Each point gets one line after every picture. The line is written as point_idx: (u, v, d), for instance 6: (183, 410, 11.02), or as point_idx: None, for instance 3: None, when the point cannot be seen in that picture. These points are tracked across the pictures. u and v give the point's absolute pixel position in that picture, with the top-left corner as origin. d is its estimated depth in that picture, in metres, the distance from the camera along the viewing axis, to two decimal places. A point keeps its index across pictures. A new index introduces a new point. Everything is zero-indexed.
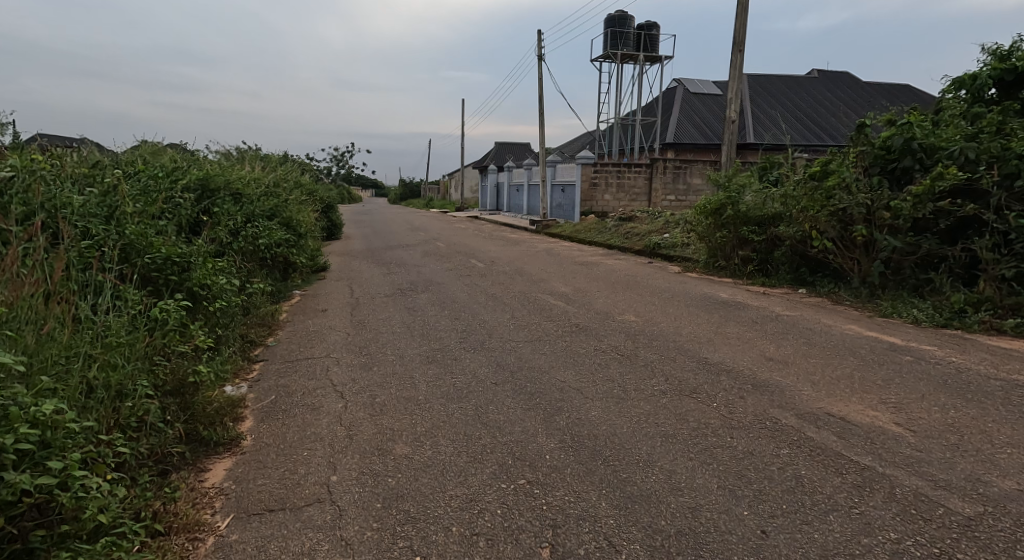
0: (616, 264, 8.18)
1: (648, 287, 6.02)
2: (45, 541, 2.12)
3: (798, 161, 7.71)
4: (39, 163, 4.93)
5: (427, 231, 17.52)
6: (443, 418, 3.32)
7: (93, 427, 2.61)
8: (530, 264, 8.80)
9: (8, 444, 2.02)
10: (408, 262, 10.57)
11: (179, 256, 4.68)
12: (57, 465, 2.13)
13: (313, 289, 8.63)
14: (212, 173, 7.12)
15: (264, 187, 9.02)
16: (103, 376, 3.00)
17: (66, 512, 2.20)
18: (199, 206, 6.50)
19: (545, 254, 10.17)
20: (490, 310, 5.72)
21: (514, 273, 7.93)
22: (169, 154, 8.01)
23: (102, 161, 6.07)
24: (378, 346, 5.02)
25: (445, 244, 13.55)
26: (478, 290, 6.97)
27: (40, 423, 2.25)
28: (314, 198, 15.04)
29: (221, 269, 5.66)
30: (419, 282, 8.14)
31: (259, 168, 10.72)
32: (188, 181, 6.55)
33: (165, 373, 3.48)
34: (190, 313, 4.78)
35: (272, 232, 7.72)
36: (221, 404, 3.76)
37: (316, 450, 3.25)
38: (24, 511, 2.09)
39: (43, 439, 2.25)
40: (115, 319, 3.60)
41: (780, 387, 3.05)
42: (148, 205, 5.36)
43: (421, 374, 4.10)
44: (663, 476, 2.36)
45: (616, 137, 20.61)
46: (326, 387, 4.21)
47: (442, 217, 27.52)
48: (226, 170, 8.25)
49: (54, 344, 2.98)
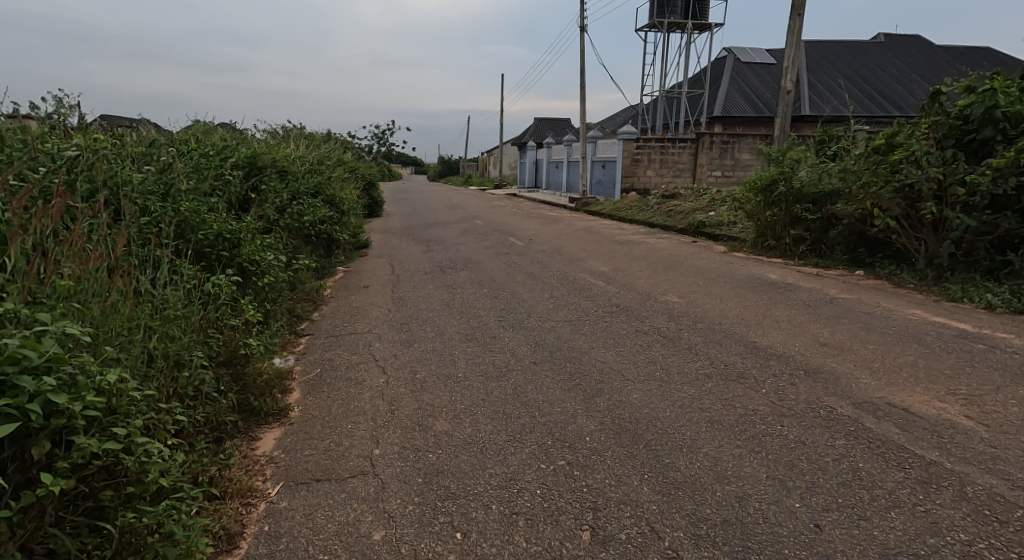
0: (659, 243, 7.99)
1: (692, 267, 5.85)
2: (114, 500, 2.18)
3: (858, 134, 7.29)
4: (100, 140, 5.07)
5: (466, 209, 17.53)
6: (482, 396, 3.30)
7: (154, 395, 2.68)
8: (570, 242, 8.69)
9: (77, 410, 2.01)
10: (448, 240, 10.60)
11: (230, 233, 4.81)
12: (122, 430, 2.13)
13: (356, 265, 8.75)
14: (258, 151, 7.25)
15: (308, 165, 9.14)
16: (164, 346, 3.07)
17: (132, 475, 2.22)
18: (247, 184, 6.64)
19: (585, 232, 10.02)
20: (528, 289, 5.67)
21: (554, 252, 7.84)
22: (219, 133, 8.17)
23: (157, 140, 6.22)
24: (418, 322, 5.05)
25: (484, 222, 13.52)
26: (518, 269, 6.91)
27: (105, 390, 2.24)
28: (355, 176, 15.23)
29: (268, 245, 5.78)
30: (459, 260, 8.15)
31: (303, 145, 10.87)
32: (237, 158, 6.67)
33: (219, 344, 3.55)
34: (240, 288, 4.93)
35: (316, 209, 7.82)
36: (270, 375, 3.84)
37: (360, 423, 3.29)
38: (94, 472, 2.12)
39: (109, 404, 2.27)
40: (172, 293, 3.69)
41: (835, 374, 2.91)
42: (200, 183, 5.54)
43: (460, 352, 4.10)
44: (708, 463, 2.28)
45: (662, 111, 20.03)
46: (368, 362, 4.25)
47: (481, 194, 27.53)
48: (272, 149, 8.38)
49: (120, 312, 3.05)
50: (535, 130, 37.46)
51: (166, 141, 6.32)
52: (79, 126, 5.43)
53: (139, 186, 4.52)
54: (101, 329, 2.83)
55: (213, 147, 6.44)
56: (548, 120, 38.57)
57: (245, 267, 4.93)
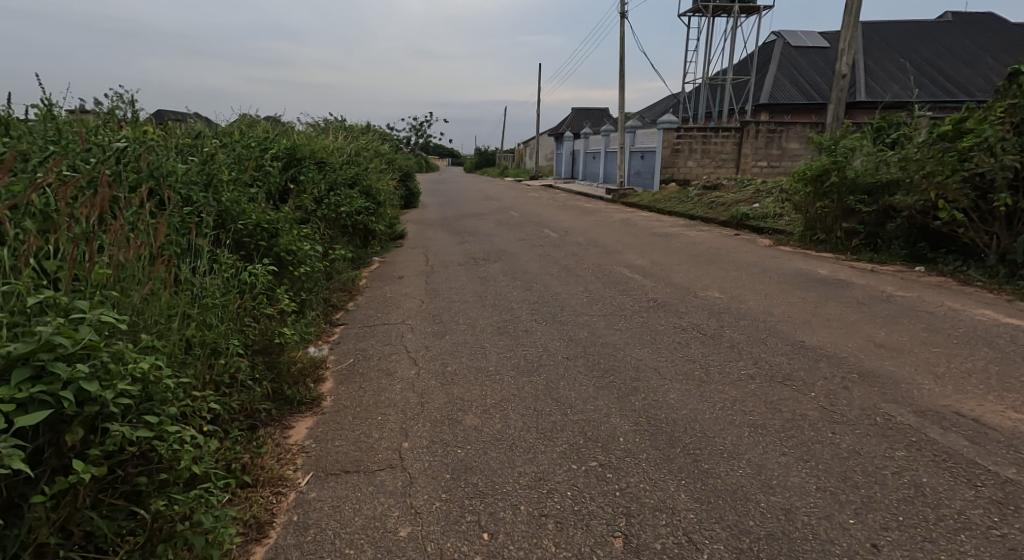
0: (699, 236, 7.73)
1: (735, 261, 5.62)
2: (149, 485, 2.03)
3: (922, 120, 6.89)
4: (145, 133, 5.13)
5: (501, 201, 17.42)
6: (514, 391, 3.19)
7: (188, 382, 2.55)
8: (606, 234, 8.50)
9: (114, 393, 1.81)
10: (483, 231, 10.54)
11: (267, 223, 4.81)
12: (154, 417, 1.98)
13: (391, 256, 8.76)
14: (297, 143, 7.28)
15: (345, 156, 9.18)
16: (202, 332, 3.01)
17: (165, 461, 2.08)
18: (286, 174, 6.68)
19: (622, 224, 9.80)
20: (563, 282, 5.54)
21: (590, 244, 7.68)
22: (261, 124, 8.25)
23: (201, 132, 6.30)
24: (450, 314, 4.98)
25: (518, 213, 13.39)
26: (553, 261, 6.78)
27: (138, 378, 2.07)
28: (392, 167, 15.29)
29: (305, 235, 5.78)
30: (493, 251, 8.06)
31: (340, 137, 10.94)
32: (276, 149, 6.71)
33: (255, 333, 3.48)
34: (276, 277, 4.93)
35: (353, 199, 7.83)
36: (303, 364, 3.79)
37: (390, 416, 3.16)
38: (128, 457, 1.98)
39: (145, 390, 2.13)
40: (211, 281, 3.57)
41: (893, 378, 2.71)
42: (241, 174, 5.59)
43: (492, 345, 4.00)
44: (752, 471, 2.14)
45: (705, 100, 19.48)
46: (400, 352, 4.19)
47: (516, 186, 27.37)
48: (312, 141, 8.43)
49: (162, 295, 2.98)
50: (572, 121, 37.04)
51: (209, 133, 6.40)
52: (125, 119, 5.52)
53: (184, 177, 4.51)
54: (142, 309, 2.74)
55: (251, 140, 6.49)
56: (586, 110, 38.06)
57: (282, 257, 4.92)
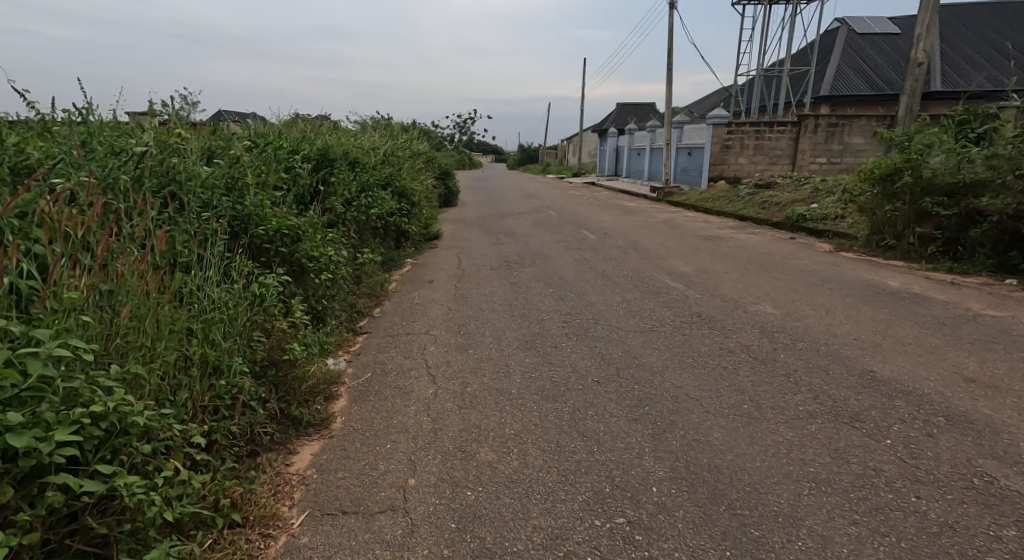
0: (749, 239, 7.19)
1: (790, 269, 5.11)
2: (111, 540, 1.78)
3: (1014, 111, 6.18)
4: (171, 137, 5.02)
5: (540, 199, 17.05)
6: (536, 421, 2.85)
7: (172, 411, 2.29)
8: (648, 236, 8.04)
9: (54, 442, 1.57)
10: (519, 232, 10.21)
11: (289, 228, 4.60)
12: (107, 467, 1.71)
13: (423, 257, 8.54)
14: (328, 143, 7.12)
15: (380, 155, 9.01)
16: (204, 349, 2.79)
17: (127, 511, 1.81)
18: (317, 176, 6.51)
19: (666, 225, 9.30)
20: (598, 290, 5.16)
21: (630, 247, 7.25)
22: (295, 124, 8.15)
23: (231, 133, 6.19)
24: (477, 325, 4.69)
25: (557, 212, 13.00)
26: (591, 266, 6.40)
27: (106, 413, 1.84)
28: (430, 166, 15.13)
29: (331, 239, 5.58)
30: (527, 254, 7.74)
31: (377, 135, 10.81)
32: (307, 151, 6.56)
33: (262, 349, 3.24)
34: (297, 284, 4.73)
35: (385, 200, 7.63)
36: (316, 381, 3.55)
37: (399, 443, 2.86)
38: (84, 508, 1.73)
39: (113, 428, 1.87)
40: (220, 293, 3.34)
41: (993, 425, 2.24)
42: (268, 176, 5.43)
43: (517, 363, 3.68)
44: (814, 544, 1.75)
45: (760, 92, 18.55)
46: (420, 367, 3.92)
47: (558, 183, 26.94)
48: (345, 141, 8.27)
49: (162, 308, 2.76)
50: (617, 116, 36.22)
51: (240, 135, 6.30)
52: (153, 123, 5.44)
53: (204, 181, 4.35)
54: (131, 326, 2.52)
55: (279, 141, 6.35)
56: (631, 104, 37.17)
57: (304, 264, 4.72)
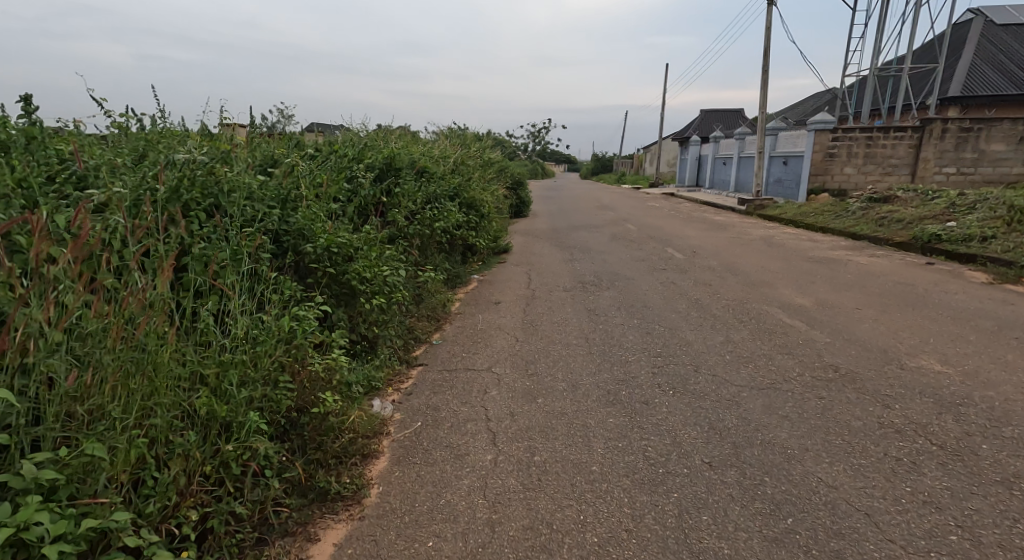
0: (874, 264, 6.09)
1: (947, 308, 4.07)
2: None
3: None
4: (225, 146, 4.65)
5: (617, 210, 16.14)
6: (628, 524, 2.10)
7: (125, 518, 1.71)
8: (745, 258, 7.06)
9: None
10: (595, 248, 9.43)
11: (340, 244, 4.00)
12: None
13: (491, 274, 7.93)
14: (395, 151, 6.63)
15: (450, 164, 8.50)
16: (214, 400, 2.25)
17: None
18: (380, 186, 6.00)
19: (764, 245, 8.23)
20: (694, 327, 4.33)
21: (726, 271, 6.31)
22: (366, 131, 7.76)
23: (294, 141, 5.82)
24: (548, 366, 3.97)
25: (636, 226, 12.08)
26: (681, 293, 5.54)
27: None
28: (502, 175, 14.61)
29: (391, 257, 4.99)
30: (605, 275, 6.97)
31: (448, 144, 10.37)
32: (370, 159, 6.08)
33: (288, 397, 2.64)
34: (348, 305, 4.11)
35: (453, 211, 7.05)
36: (355, 433, 2.91)
37: (445, 540, 2.17)
38: None
39: None
40: (246, 326, 2.78)
41: None
42: (324, 187, 4.95)
43: (599, 426, 2.94)
44: None
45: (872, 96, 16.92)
46: (479, 419, 3.24)
47: (634, 194, 25.82)
48: (414, 149, 7.80)
49: (165, 348, 2.24)
50: (700, 123, 34.48)
51: (303, 142, 5.92)
52: (210, 133, 5.12)
53: (252, 192, 3.87)
54: (111, 376, 1.99)
55: (340, 150, 5.92)
56: (715, 110, 35.31)
57: (356, 287, 4.10)
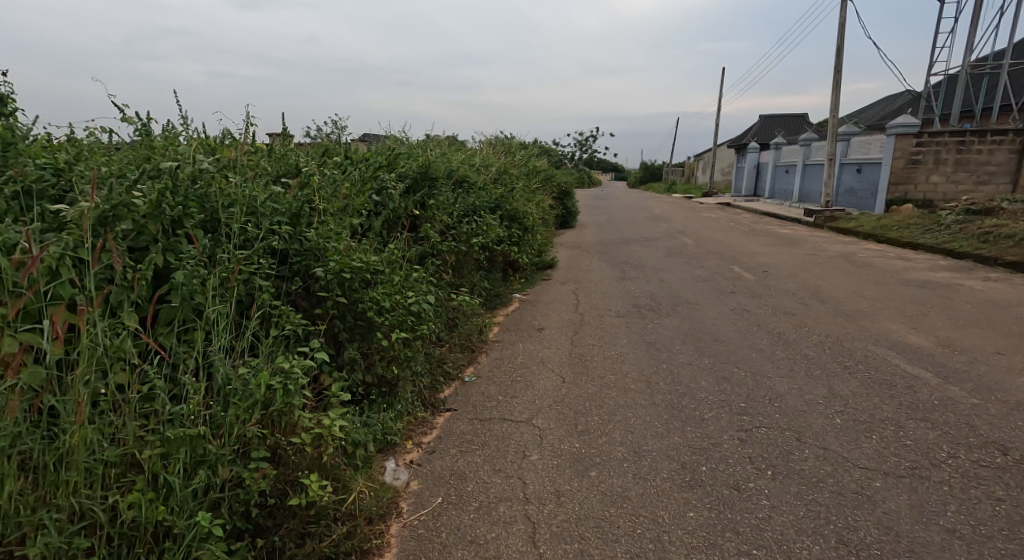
0: (997, 296, 5.12)
1: None
2: None
3: None
4: (237, 152, 4.12)
5: (669, 221, 15.18)
6: None
7: None
8: (828, 284, 6.16)
9: None
10: (650, 265, 8.62)
11: (354, 267, 3.18)
12: None
13: (534, 293, 7.23)
14: (431, 160, 6.02)
15: (492, 173, 7.86)
16: (143, 502, 1.67)
17: None
18: (413, 197, 5.38)
19: (847, 267, 7.28)
20: (783, 378, 3.53)
21: (810, 299, 5.44)
22: (403, 138, 7.20)
23: (322, 149, 5.27)
24: (603, 419, 3.25)
25: (693, 240, 11.16)
26: (756, 329, 4.71)
27: None
28: (547, 185, 13.91)
29: (421, 281, 4.26)
30: (664, 298, 6.18)
31: (492, 152, 9.76)
32: (403, 167, 5.49)
33: (265, 479, 1.95)
34: (364, 338, 3.30)
35: (495, 225, 6.34)
36: (353, 521, 2.23)
37: None
38: None
39: None
40: (225, 382, 2.11)
41: None
42: (347, 200, 4.31)
43: (678, 521, 2.21)
44: None
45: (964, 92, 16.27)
46: (515, 496, 2.53)
47: (686, 204, 24.64)
48: (454, 158, 7.18)
49: (79, 429, 1.67)
50: (757, 129, 32.89)
51: (333, 149, 5.36)
52: (226, 141, 4.61)
53: (254, 207, 3.26)
54: None
55: (369, 159, 5.32)
56: (774, 116, 33.67)
57: (373, 319, 3.29)
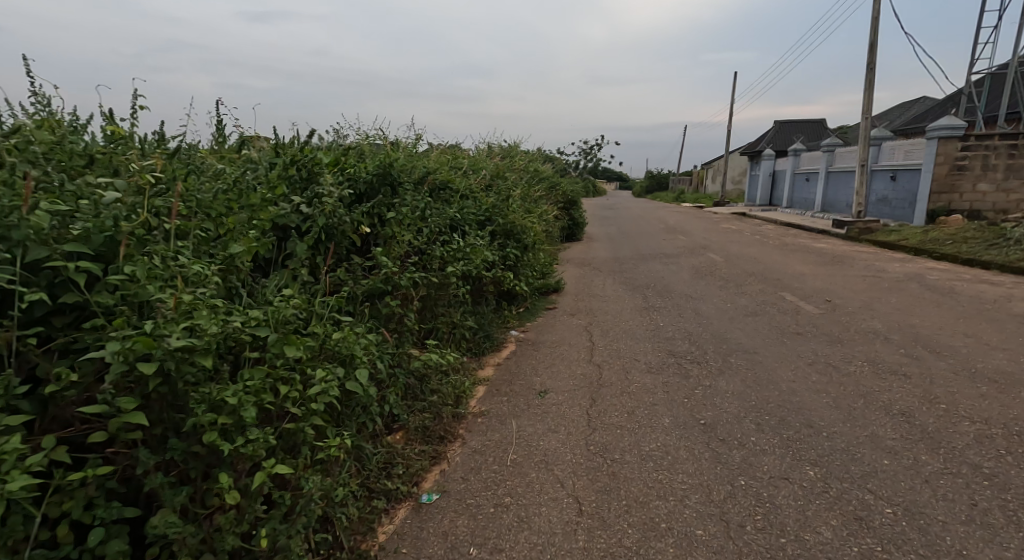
0: None
1: None
2: None
3: None
4: (67, 142, 2.62)
5: (686, 235, 13.65)
6: None
7: None
8: (927, 334, 4.69)
9: None
10: (677, 292, 7.10)
11: (168, 348, 1.57)
12: None
13: (536, 330, 5.74)
14: (397, 158, 4.52)
15: (484, 178, 6.36)
16: None
17: None
18: (369, 209, 3.85)
19: (932, 306, 5.81)
20: (976, 542, 2.04)
21: (920, 362, 3.96)
22: (370, 134, 5.69)
23: (239, 146, 3.78)
24: None
25: (721, 259, 9.65)
26: (861, 413, 3.21)
27: None
28: (551, 193, 12.38)
29: (361, 343, 2.67)
30: (707, 346, 4.69)
31: (485, 155, 8.25)
32: (354, 167, 3.98)
33: None
34: (196, 485, 1.67)
35: (483, 246, 4.79)
36: None
37: None
38: None
39: None
40: None
41: None
42: (241, 216, 2.75)
43: None
44: None
45: (1011, 86, 15.54)
46: None
47: (698, 213, 23.15)
48: (433, 160, 5.65)
49: None
50: (772, 135, 31.30)
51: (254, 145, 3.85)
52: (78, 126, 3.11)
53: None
54: None
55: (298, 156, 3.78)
56: (789, 122, 32.15)
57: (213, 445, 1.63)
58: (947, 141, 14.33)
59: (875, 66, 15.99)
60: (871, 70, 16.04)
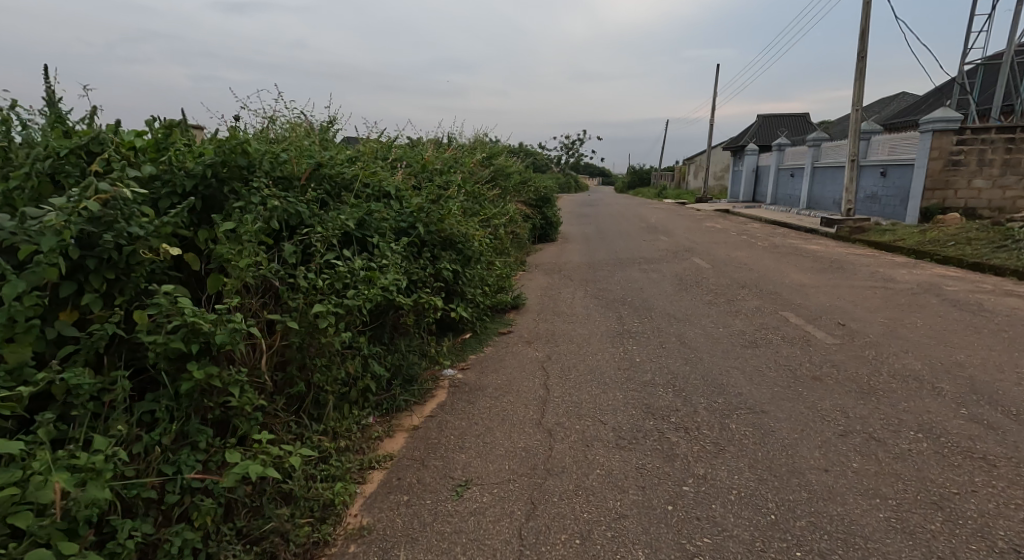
0: None
1: None
2: None
3: None
4: None
5: (669, 236, 12.51)
6: None
7: None
8: (986, 381, 3.54)
9: None
10: (658, 310, 5.92)
11: None
12: None
13: (481, 368, 4.51)
14: (271, 150, 3.22)
15: (417, 174, 5.08)
16: None
17: None
18: (198, 229, 2.60)
19: (971, 334, 4.68)
20: None
21: (999, 438, 2.79)
22: (258, 116, 4.36)
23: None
24: None
25: (707, 266, 8.50)
26: (946, 552, 2.02)
27: None
28: (519, 191, 11.12)
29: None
30: (694, 401, 3.52)
31: (433, 147, 6.96)
32: (184, 162, 2.69)
33: None
34: None
35: (392, 263, 3.49)
36: None
37: None
38: None
39: None
40: None
41: None
42: None
43: None
44: None
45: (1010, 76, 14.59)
46: None
47: (681, 211, 22.05)
48: (338, 149, 4.35)
49: None
50: (755, 129, 30.34)
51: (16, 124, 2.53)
52: None
53: None
54: None
55: (64, 140, 2.46)
56: (773, 117, 31.21)
57: None
58: (940, 135, 13.32)
59: (865, 54, 14.92)
60: (862, 58, 14.97)
